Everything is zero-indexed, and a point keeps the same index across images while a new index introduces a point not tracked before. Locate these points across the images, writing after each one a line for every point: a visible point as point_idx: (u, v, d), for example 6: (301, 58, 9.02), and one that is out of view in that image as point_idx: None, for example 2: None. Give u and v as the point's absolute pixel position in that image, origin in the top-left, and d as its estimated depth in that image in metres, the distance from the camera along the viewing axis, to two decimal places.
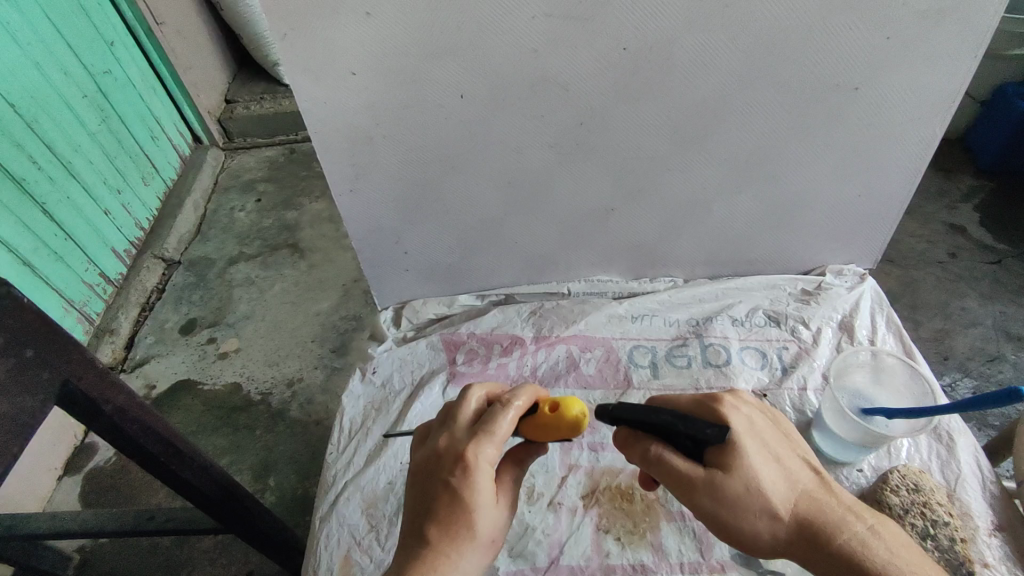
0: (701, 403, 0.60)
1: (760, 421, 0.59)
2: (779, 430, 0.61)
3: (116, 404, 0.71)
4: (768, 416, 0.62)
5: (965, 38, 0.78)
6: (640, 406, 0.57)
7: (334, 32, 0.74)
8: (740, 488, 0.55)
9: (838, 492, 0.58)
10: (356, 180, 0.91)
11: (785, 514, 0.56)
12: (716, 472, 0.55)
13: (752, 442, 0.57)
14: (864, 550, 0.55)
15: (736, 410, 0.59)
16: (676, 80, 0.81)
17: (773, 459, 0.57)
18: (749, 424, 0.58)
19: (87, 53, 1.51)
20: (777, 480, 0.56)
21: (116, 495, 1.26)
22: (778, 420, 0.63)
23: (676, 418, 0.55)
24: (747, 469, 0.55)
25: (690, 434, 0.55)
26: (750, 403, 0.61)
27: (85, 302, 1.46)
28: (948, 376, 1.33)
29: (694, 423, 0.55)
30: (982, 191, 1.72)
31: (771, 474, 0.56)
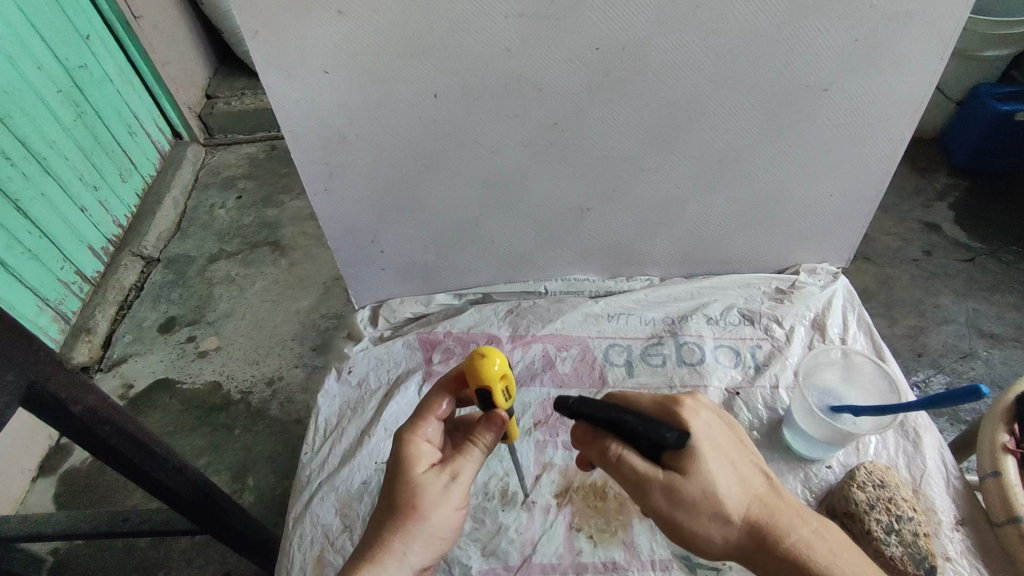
0: (663, 405, 0.61)
1: (719, 425, 0.60)
2: (737, 434, 0.62)
3: (86, 405, 0.70)
4: (726, 419, 0.63)
5: (933, 42, 0.79)
6: (601, 403, 0.58)
7: (306, 29, 0.73)
8: (695, 492, 0.56)
9: (789, 497, 0.59)
10: (331, 179, 0.91)
11: (737, 518, 0.57)
12: (672, 475, 0.56)
13: (710, 446, 0.58)
14: (810, 554, 0.56)
15: (696, 413, 0.60)
16: (649, 79, 0.81)
17: (728, 463, 0.58)
18: (708, 427, 0.59)
19: (61, 47, 1.48)
20: (731, 485, 0.57)
21: (91, 496, 1.25)
22: (735, 424, 0.64)
23: (636, 419, 0.56)
24: (702, 474, 0.56)
25: (649, 436, 0.56)
26: (710, 406, 0.62)
27: (60, 301, 1.44)
28: (922, 373, 1.35)
29: (654, 426, 0.56)
30: (957, 190, 1.74)
31: (725, 479, 0.57)
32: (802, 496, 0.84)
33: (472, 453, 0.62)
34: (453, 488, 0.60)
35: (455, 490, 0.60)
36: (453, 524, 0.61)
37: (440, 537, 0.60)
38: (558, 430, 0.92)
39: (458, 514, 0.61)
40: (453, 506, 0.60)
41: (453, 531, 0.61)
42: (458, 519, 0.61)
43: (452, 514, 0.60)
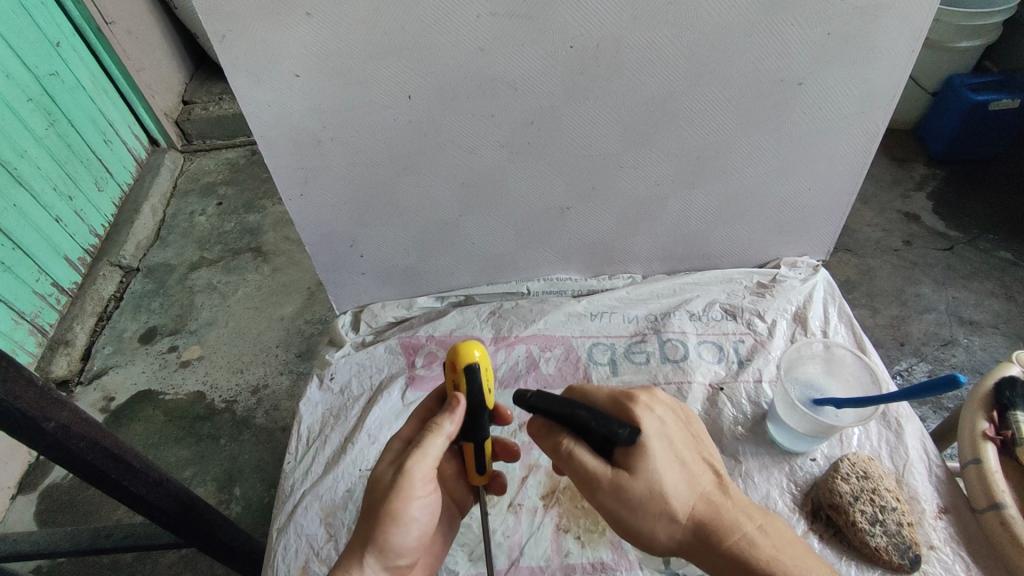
0: (617, 400, 0.60)
1: (671, 423, 0.60)
2: (690, 431, 0.61)
3: (60, 421, 0.68)
4: (681, 415, 0.62)
5: (904, 33, 0.80)
6: (557, 399, 0.57)
7: (275, 33, 0.72)
8: (642, 491, 0.55)
9: (735, 495, 0.59)
10: (307, 184, 0.90)
11: (683, 517, 0.56)
12: (620, 473, 0.55)
13: (660, 445, 0.57)
14: (751, 551, 0.56)
15: (648, 411, 0.59)
16: (625, 76, 0.80)
17: (677, 461, 0.58)
18: (659, 426, 0.59)
19: (31, 55, 1.45)
20: (678, 483, 0.57)
21: (74, 512, 1.22)
22: (691, 419, 0.63)
23: (591, 416, 0.56)
24: (651, 472, 0.56)
25: (602, 433, 0.55)
26: (664, 404, 0.61)
27: (37, 313, 1.41)
28: (904, 362, 1.36)
29: (607, 422, 0.55)
30: (934, 180, 1.76)
31: (674, 477, 0.56)
32: (787, 489, 0.84)
33: (429, 444, 0.60)
34: (407, 485, 0.59)
35: (410, 485, 0.59)
36: (415, 517, 0.61)
37: (403, 532, 0.60)
38: None
39: (420, 506, 0.61)
40: (409, 502, 0.59)
41: (417, 524, 0.61)
42: (420, 511, 0.61)
43: (411, 508, 0.60)
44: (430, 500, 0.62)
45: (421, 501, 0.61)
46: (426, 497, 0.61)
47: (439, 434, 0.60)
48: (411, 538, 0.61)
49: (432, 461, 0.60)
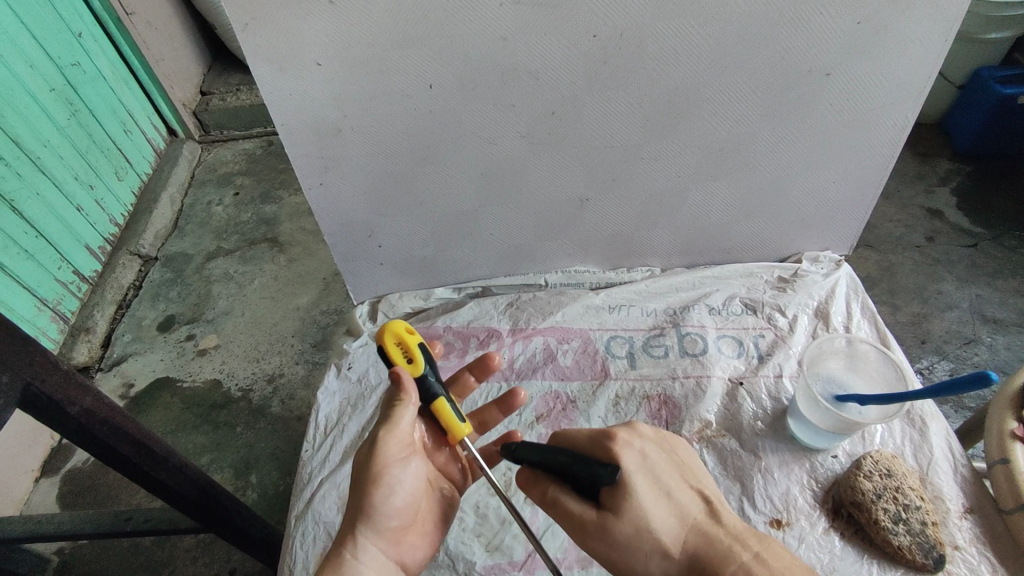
0: (596, 440, 0.59)
1: (655, 455, 0.59)
2: (677, 463, 0.60)
3: (83, 406, 0.69)
4: (666, 446, 0.61)
5: (936, 24, 0.78)
6: (536, 446, 0.57)
7: (299, 21, 0.72)
8: (629, 530, 0.54)
9: (729, 522, 0.56)
10: (326, 173, 0.90)
11: (674, 551, 0.54)
12: (605, 514, 0.55)
13: (643, 479, 0.56)
14: None
15: (629, 446, 0.58)
16: (649, 67, 0.79)
17: (663, 494, 0.56)
18: (641, 459, 0.57)
19: (54, 46, 1.46)
20: (665, 517, 0.55)
21: (95, 496, 1.24)
22: (681, 449, 0.63)
23: (570, 457, 0.55)
24: (635, 509, 0.54)
25: (583, 476, 0.54)
26: (646, 437, 0.61)
27: (58, 301, 1.43)
28: (925, 360, 1.34)
29: (586, 464, 0.54)
30: (959, 175, 1.73)
31: (660, 511, 0.55)
32: (808, 486, 0.83)
33: (399, 414, 0.61)
34: (385, 453, 0.61)
35: (387, 454, 0.61)
36: (402, 484, 0.62)
37: (392, 504, 0.61)
38: (560, 423, 0.91)
39: (405, 474, 0.62)
40: (391, 468, 0.61)
41: (405, 491, 0.62)
42: (406, 478, 0.63)
43: (395, 476, 0.61)
44: (413, 467, 0.64)
45: (405, 467, 0.62)
46: (409, 463, 0.63)
47: (405, 400, 0.62)
48: (402, 508, 0.62)
49: (406, 428, 0.62)
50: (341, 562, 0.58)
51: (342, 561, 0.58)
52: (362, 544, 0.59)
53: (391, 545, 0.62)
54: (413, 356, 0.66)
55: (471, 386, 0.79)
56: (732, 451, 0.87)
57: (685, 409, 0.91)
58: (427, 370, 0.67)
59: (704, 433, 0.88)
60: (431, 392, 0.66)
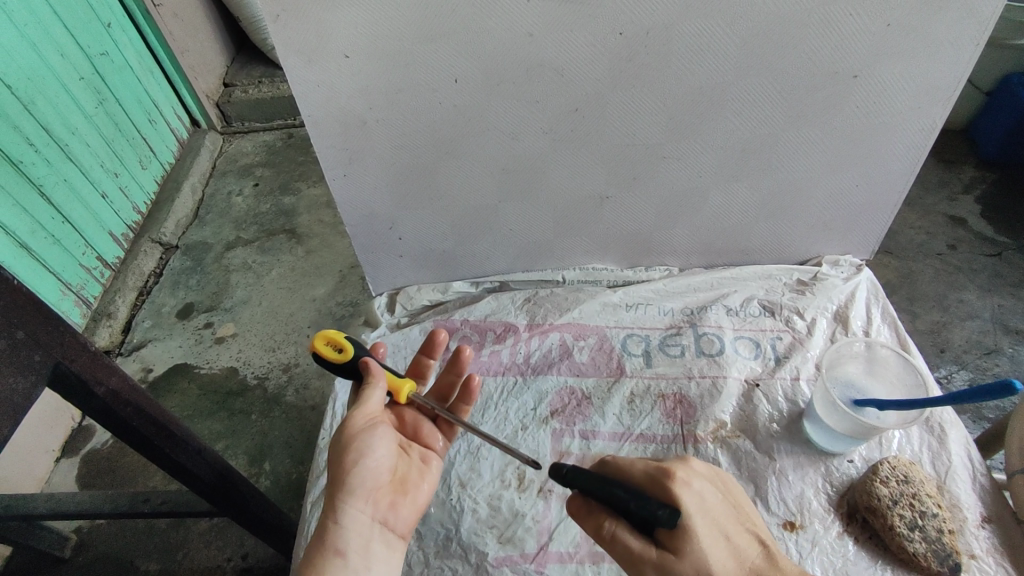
0: (653, 476, 0.57)
1: (714, 494, 0.57)
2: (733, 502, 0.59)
3: (109, 387, 0.70)
4: (720, 483, 0.60)
5: (969, 27, 0.77)
6: (596, 478, 0.56)
7: (328, 14, 0.73)
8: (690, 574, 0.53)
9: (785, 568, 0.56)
10: (350, 165, 0.91)
11: None
12: (666, 556, 0.54)
13: (703, 521, 0.55)
14: None
15: (687, 485, 0.57)
16: (674, 65, 0.79)
17: (722, 537, 0.56)
18: (700, 499, 0.56)
19: (84, 35, 1.49)
20: (725, 562, 0.54)
21: (112, 477, 1.26)
22: (733, 485, 0.62)
23: (630, 495, 0.54)
24: (696, 552, 0.53)
25: (644, 515, 0.53)
26: (702, 473, 0.59)
27: (82, 285, 1.45)
28: (944, 368, 1.33)
29: (647, 504, 0.53)
30: (984, 183, 1.70)
31: (720, 556, 0.54)
32: (822, 489, 0.82)
33: (366, 391, 0.66)
34: (350, 424, 0.64)
35: (354, 425, 0.64)
36: (373, 450, 0.63)
37: (366, 469, 0.62)
38: (574, 419, 0.92)
39: (375, 441, 0.64)
40: (360, 437, 0.63)
41: (379, 457, 0.64)
42: (378, 444, 0.64)
43: (365, 443, 0.63)
44: (387, 435, 0.65)
45: (374, 434, 0.64)
46: (379, 432, 0.65)
47: (372, 381, 0.67)
48: (378, 473, 0.63)
49: (375, 405, 0.66)
50: (323, 530, 0.59)
51: (325, 530, 0.60)
52: (341, 511, 0.60)
53: (373, 509, 0.62)
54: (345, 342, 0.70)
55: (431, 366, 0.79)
56: (747, 452, 0.86)
57: (700, 409, 0.91)
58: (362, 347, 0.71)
59: (719, 434, 0.88)
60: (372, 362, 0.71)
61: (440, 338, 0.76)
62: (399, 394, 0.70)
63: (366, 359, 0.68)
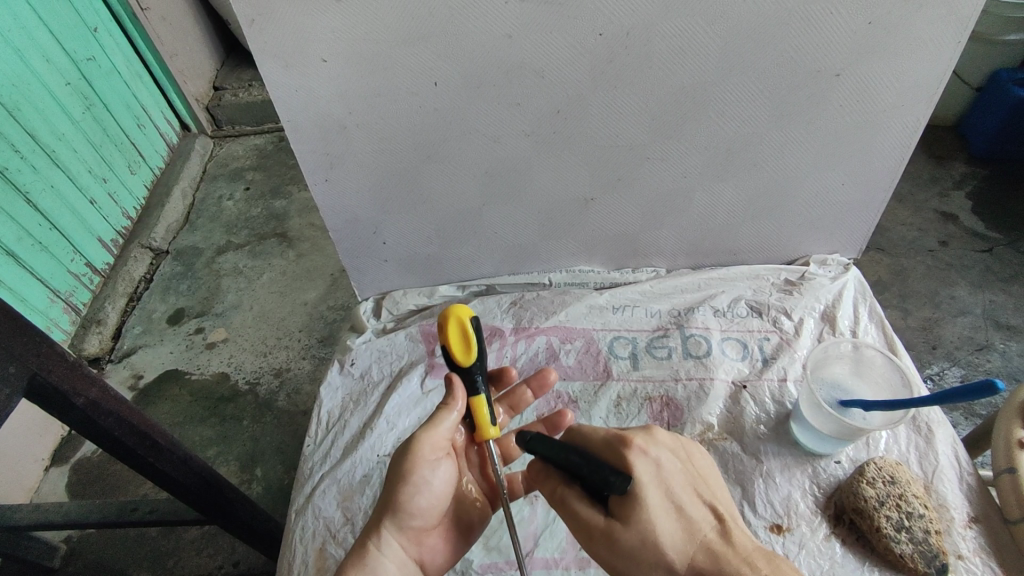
0: (610, 444, 0.57)
1: (671, 465, 0.56)
2: (692, 473, 0.58)
3: (89, 397, 0.69)
4: (682, 454, 0.59)
5: (949, 24, 0.76)
6: (552, 443, 0.56)
7: (304, 18, 0.72)
8: (636, 541, 0.53)
9: (739, 541, 0.54)
10: (331, 170, 0.90)
11: (680, 567, 0.53)
12: (612, 523, 0.54)
13: (655, 492, 0.54)
14: None
15: (644, 454, 0.56)
16: (655, 66, 0.79)
17: (674, 508, 0.55)
18: (656, 470, 0.55)
19: (70, 41, 1.48)
20: (673, 532, 0.54)
21: (102, 486, 1.26)
22: (695, 456, 0.61)
23: (582, 463, 0.54)
24: (643, 521, 0.53)
25: (595, 480, 0.53)
26: (663, 443, 0.58)
27: (71, 292, 1.44)
28: (936, 365, 1.32)
29: (597, 471, 0.53)
30: (974, 179, 1.70)
31: (669, 526, 0.54)
32: (810, 490, 0.82)
33: (441, 416, 0.65)
34: (418, 450, 0.63)
35: (420, 454, 0.63)
36: (429, 485, 0.64)
37: (417, 502, 0.63)
38: None
39: (434, 476, 0.64)
40: (420, 468, 0.63)
41: (432, 492, 0.64)
42: (434, 478, 0.64)
43: (425, 476, 0.63)
44: (445, 469, 0.65)
45: (433, 467, 0.64)
46: (441, 465, 0.65)
47: (448, 405, 0.65)
48: (428, 510, 0.64)
49: (444, 432, 0.64)
50: (364, 552, 0.61)
51: (366, 551, 0.61)
52: (386, 538, 0.62)
53: (411, 542, 0.64)
54: (461, 349, 0.65)
55: (528, 400, 0.79)
56: (734, 455, 0.86)
57: (687, 411, 0.90)
58: (477, 367, 0.66)
59: (706, 436, 0.88)
60: (472, 385, 0.67)
61: (550, 380, 0.77)
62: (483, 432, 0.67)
63: (454, 380, 0.65)
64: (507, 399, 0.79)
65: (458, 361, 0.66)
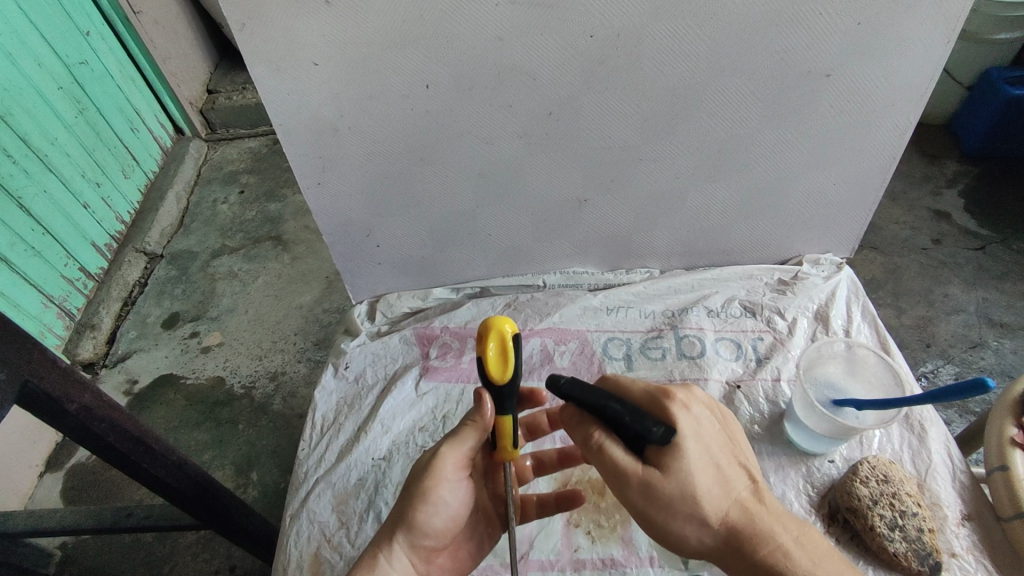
0: (652, 396, 0.58)
1: (709, 422, 0.58)
2: (727, 432, 0.60)
3: (82, 403, 0.69)
4: (719, 415, 0.61)
5: (938, 24, 0.77)
6: (593, 390, 0.57)
7: (295, 22, 0.72)
8: (674, 492, 0.54)
9: (770, 502, 0.57)
10: (324, 173, 0.90)
11: (715, 522, 0.55)
12: (651, 471, 0.55)
13: (696, 446, 0.55)
14: (785, 562, 0.55)
15: (686, 409, 0.57)
16: (646, 67, 0.79)
17: (713, 464, 0.56)
18: (697, 425, 0.57)
19: (62, 44, 1.48)
20: (712, 487, 0.55)
21: (97, 491, 1.25)
22: (730, 419, 0.62)
23: (625, 411, 0.55)
24: (684, 472, 0.54)
25: (637, 429, 0.54)
26: (703, 402, 0.59)
27: (65, 297, 1.44)
28: (930, 364, 1.33)
29: (641, 420, 0.54)
30: (967, 177, 1.71)
31: (708, 480, 0.55)
32: (804, 490, 0.82)
33: (467, 435, 0.64)
34: (440, 470, 0.62)
35: (443, 473, 0.63)
36: (445, 505, 0.64)
37: (431, 520, 0.63)
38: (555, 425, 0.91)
39: (452, 496, 0.64)
40: (439, 487, 0.63)
41: (447, 512, 0.64)
42: (451, 499, 0.64)
43: (442, 496, 0.63)
44: (461, 490, 0.65)
45: (452, 488, 0.64)
46: (459, 485, 0.65)
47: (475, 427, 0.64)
48: (440, 528, 0.65)
49: (467, 453, 0.64)
50: (374, 563, 0.61)
51: (375, 562, 0.61)
52: (397, 553, 0.62)
53: (420, 557, 0.64)
54: (495, 366, 0.60)
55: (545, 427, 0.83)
56: None
57: None
58: (513, 391, 0.61)
59: None
60: (502, 407, 0.62)
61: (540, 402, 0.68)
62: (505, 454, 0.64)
63: (485, 398, 0.62)
64: (526, 424, 0.83)
65: (493, 381, 0.60)
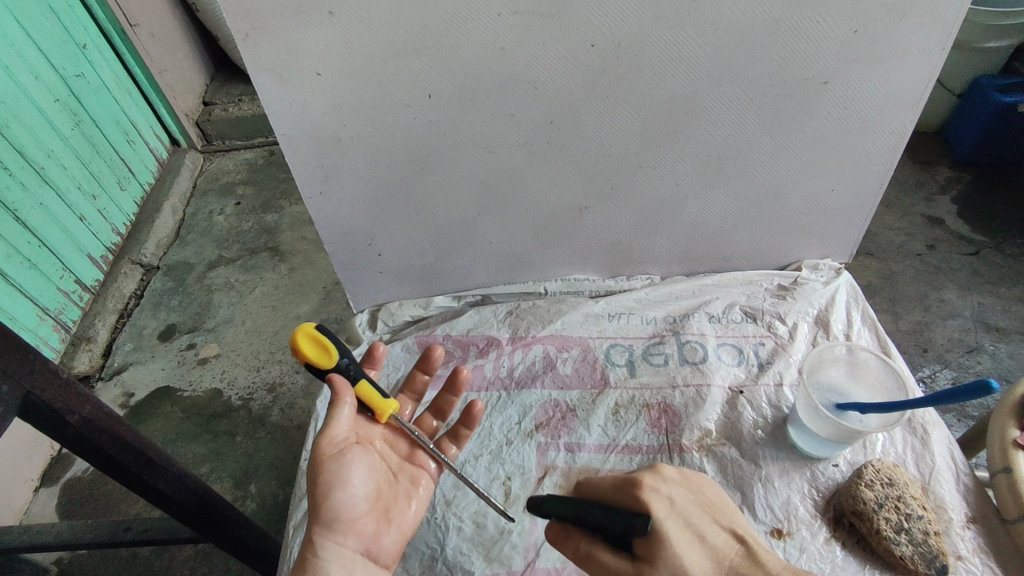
0: (622, 487, 0.58)
1: (683, 498, 0.58)
2: (706, 504, 0.60)
3: (82, 415, 0.68)
4: (693, 489, 0.61)
5: (932, 31, 0.78)
6: (569, 501, 0.56)
7: (298, 32, 0.73)
8: None
9: (769, 561, 0.55)
10: (326, 182, 0.90)
11: None
12: (642, 565, 0.54)
13: (675, 525, 0.55)
14: None
15: (657, 492, 0.57)
16: (646, 75, 0.80)
17: (696, 539, 0.56)
18: (671, 504, 0.57)
19: (58, 57, 1.48)
20: (702, 563, 0.54)
21: (93, 506, 1.23)
22: (706, 488, 0.62)
23: (602, 514, 0.55)
24: (672, 557, 0.53)
25: (619, 528, 0.54)
26: (672, 478, 0.60)
27: (60, 310, 1.43)
28: (927, 368, 1.33)
29: (620, 518, 0.54)
30: (959, 183, 1.73)
31: (696, 557, 0.54)
32: (809, 494, 0.82)
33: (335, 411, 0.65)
34: (322, 449, 0.63)
35: (325, 452, 0.63)
36: (348, 480, 0.62)
37: (341, 500, 0.61)
38: (558, 432, 0.91)
39: (350, 468, 0.63)
40: (330, 463, 0.62)
41: (355, 487, 0.62)
42: (352, 472, 0.63)
43: (338, 471, 0.62)
44: (360, 460, 0.64)
45: (346, 461, 0.63)
46: (354, 457, 0.64)
47: (338, 400, 0.65)
48: (357, 503, 0.62)
49: (342, 424, 0.65)
50: (304, 565, 0.58)
51: (306, 563, 0.58)
52: (321, 542, 0.59)
53: (354, 541, 0.61)
54: (313, 349, 0.69)
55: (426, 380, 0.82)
56: (733, 460, 0.86)
57: (684, 418, 0.90)
58: (343, 357, 0.70)
59: (703, 442, 0.88)
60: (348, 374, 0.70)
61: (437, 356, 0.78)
62: (383, 413, 0.69)
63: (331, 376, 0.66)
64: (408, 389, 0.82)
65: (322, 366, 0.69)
